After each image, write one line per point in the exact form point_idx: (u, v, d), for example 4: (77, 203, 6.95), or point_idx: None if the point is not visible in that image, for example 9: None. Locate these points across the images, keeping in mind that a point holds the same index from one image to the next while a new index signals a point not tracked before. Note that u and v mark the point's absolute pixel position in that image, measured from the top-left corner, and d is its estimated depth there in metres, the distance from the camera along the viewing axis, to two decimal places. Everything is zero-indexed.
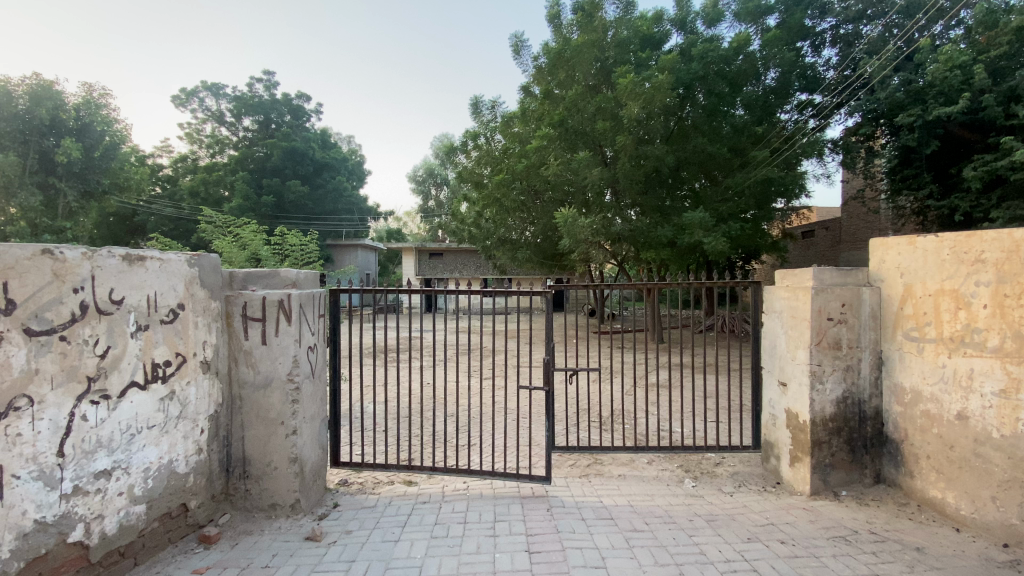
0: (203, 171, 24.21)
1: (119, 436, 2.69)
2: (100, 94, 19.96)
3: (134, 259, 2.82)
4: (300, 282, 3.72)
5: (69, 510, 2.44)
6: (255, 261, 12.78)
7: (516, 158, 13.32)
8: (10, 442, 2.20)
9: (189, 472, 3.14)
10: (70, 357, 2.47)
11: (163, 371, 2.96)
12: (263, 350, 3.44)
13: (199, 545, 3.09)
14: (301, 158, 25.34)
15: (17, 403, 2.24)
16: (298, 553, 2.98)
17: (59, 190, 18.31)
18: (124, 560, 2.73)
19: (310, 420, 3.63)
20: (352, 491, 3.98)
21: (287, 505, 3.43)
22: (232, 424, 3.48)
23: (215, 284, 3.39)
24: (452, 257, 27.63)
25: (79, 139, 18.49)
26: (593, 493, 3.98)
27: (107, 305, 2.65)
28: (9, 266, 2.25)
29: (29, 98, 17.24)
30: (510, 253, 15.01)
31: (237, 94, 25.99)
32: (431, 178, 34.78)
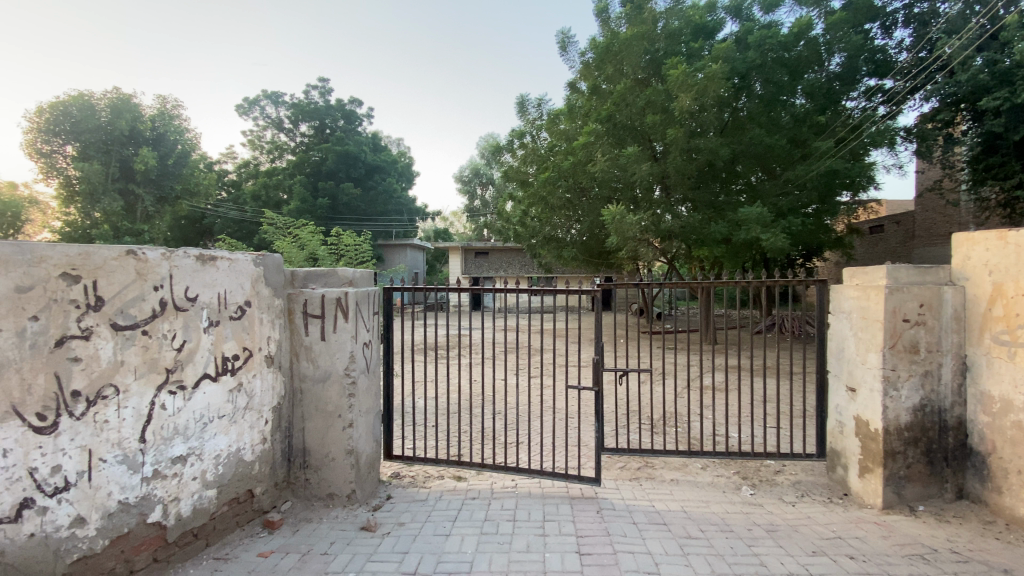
0: (264, 174, 25.48)
1: (194, 424, 2.88)
2: (173, 105, 21.57)
3: (207, 260, 2.99)
4: (356, 280, 3.84)
5: (148, 492, 2.64)
6: (313, 261, 13.35)
7: (562, 157, 13.24)
8: (98, 428, 2.41)
9: (255, 460, 3.31)
10: (151, 350, 2.66)
11: (231, 364, 3.13)
12: (322, 346, 3.58)
13: (263, 530, 3.25)
14: (354, 161, 26.25)
15: (105, 392, 2.45)
16: (354, 543, 3.08)
17: (137, 196, 19.86)
18: (197, 541, 2.92)
19: (365, 414, 3.75)
20: (404, 483, 4.09)
21: (343, 495, 3.55)
22: (293, 416, 3.64)
23: (278, 282, 3.55)
24: (498, 256, 27.79)
25: (155, 148, 20.23)
26: (645, 496, 3.89)
27: (183, 302, 2.84)
28: (98, 266, 2.45)
29: (111, 110, 19.00)
30: (556, 252, 14.91)
31: (295, 101, 27.22)
32: (477, 178, 35.15)
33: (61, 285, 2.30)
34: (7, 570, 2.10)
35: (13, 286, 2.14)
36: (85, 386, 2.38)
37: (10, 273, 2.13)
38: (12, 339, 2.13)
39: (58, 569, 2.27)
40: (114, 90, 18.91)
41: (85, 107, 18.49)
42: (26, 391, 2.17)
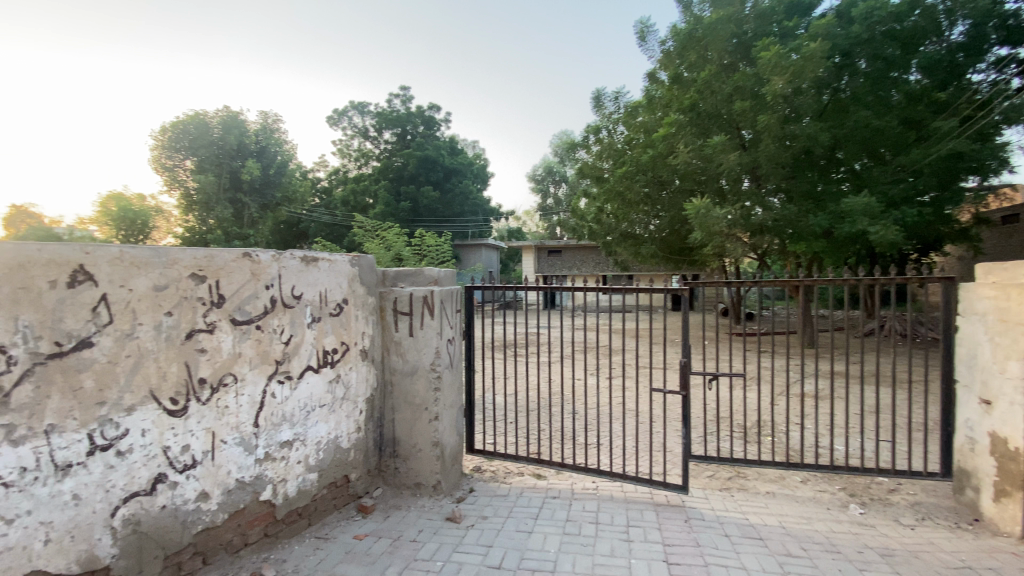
0: (351, 181, 27.18)
1: (299, 412, 3.13)
2: (274, 119, 23.61)
3: (310, 260, 3.23)
4: (442, 279, 3.98)
5: (260, 472, 2.91)
6: (397, 260, 14.03)
7: (641, 150, 12.83)
8: (220, 412, 2.71)
9: (351, 447, 3.53)
10: (263, 343, 2.94)
11: (331, 358, 3.36)
12: (410, 341, 3.74)
13: (358, 514, 3.46)
14: (433, 165, 27.23)
15: (225, 379, 2.75)
16: (440, 532, 3.19)
17: (244, 204, 22.07)
18: (301, 520, 3.17)
19: (449, 408, 3.86)
20: (486, 478, 4.17)
21: (429, 485, 3.69)
22: (384, 407, 3.84)
23: (371, 281, 3.75)
24: (572, 254, 27.58)
25: (258, 159, 22.33)
26: (738, 508, 3.66)
27: (290, 300, 3.09)
28: (220, 267, 2.74)
29: (221, 126, 21.24)
30: (634, 249, 14.49)
31: (379, 110, 28.78)
32: (550, 176, 35.15)
33: (190, 285, 2.60)
34: (146, 534, 2.42)
35: (152, 285, 2.45)
36: (209, 374, 2.67)
37: (149, 273, 2.44)
38: (151, 332, 2.44)
39: (187, 536, 2.57)
40: (224, 107, 21.07)
41: (200, 124, 20.78)
42: (162, 377, 2.47)
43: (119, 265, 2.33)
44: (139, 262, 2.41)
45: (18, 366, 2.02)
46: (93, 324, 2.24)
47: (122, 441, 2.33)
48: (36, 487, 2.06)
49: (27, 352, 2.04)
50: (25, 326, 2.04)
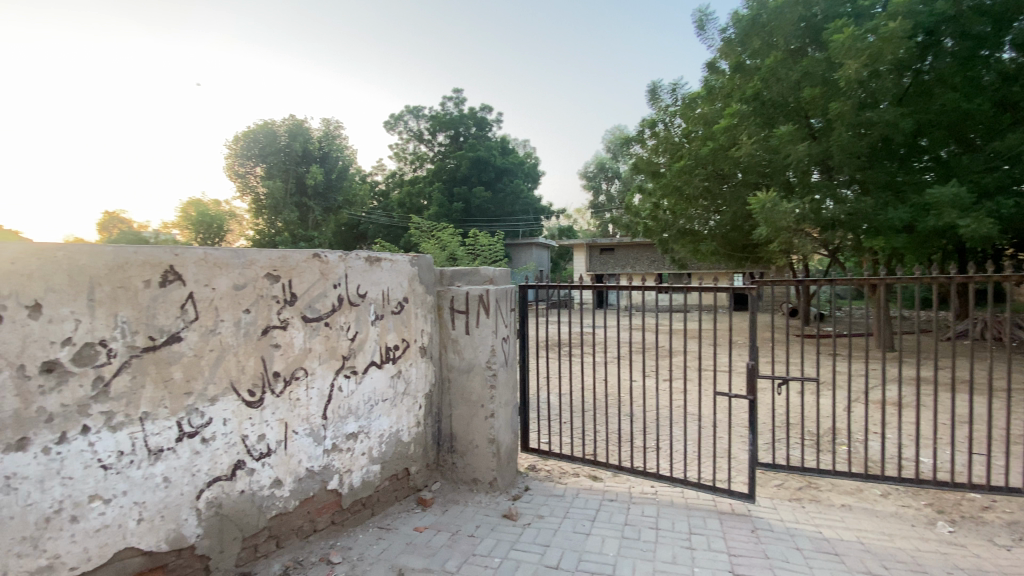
0: (407, 183, 27.98)
1: (364, 405, 3.26)
2: (335, 126, 24.76)
3: (374, 260, 3.35)
4: (496, 278, 4.03)
5: (328, 463, 3.05)
6: (452, 260, 14.30)
7: (699, 144, 12.38)
8: (292, 404, 2.87)
9: (411, 442, 3.63)
10: (331, 339, 3.08)
11: (393, 354, 3.48)
12: (466, 339, 3.80)
13: (417, 506, 3.55)
14: (485, 166, 27.53)
15: (297, 373, 2.90)
16: (498, 529, 3.22)
17: (309, 208, 23.23)
18: (364, 509, 3.29)
19: (505, 405, 3.89)
20: (542, 476, 4.16)
21: (486, 481, 3.73)
22: (442, 403, 3.92)
23: (430, 280, 3.84)
24: (625, 252, 27.05)
25: (322, 165, 23.52)
26: (809, 520, 3.46)
27: (355, 298, 3.22)
28: (292, 267, 2.89)
29: (288, 133, 22.60)
30: (692, 246, 13.99)
31: (433, 113, 29.44)
32: (602, 173, 34.66)
33: (266, 284, 2.76)
34: (227, 516, 2.60)
35: (233, 284, 2.63)
36: (282, 368, 2.83)
37: (230, 273, 2.62)
38: (232, 327, 2.62)
39: (263, 520, 2.74)
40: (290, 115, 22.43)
41: (269, 132, 22.27)
42: (241, 370, 2.65)
43: (204, 265, 2.52)
44: (221, 263, 2.59)
45: (117, 358, 2.23)
46: (181, 320, 2.44)
47: (206, 428, 2.52)
48: (132, 469, 2.27)
49: (125, 346, 2.26)
50: (124, 322, 2.26)
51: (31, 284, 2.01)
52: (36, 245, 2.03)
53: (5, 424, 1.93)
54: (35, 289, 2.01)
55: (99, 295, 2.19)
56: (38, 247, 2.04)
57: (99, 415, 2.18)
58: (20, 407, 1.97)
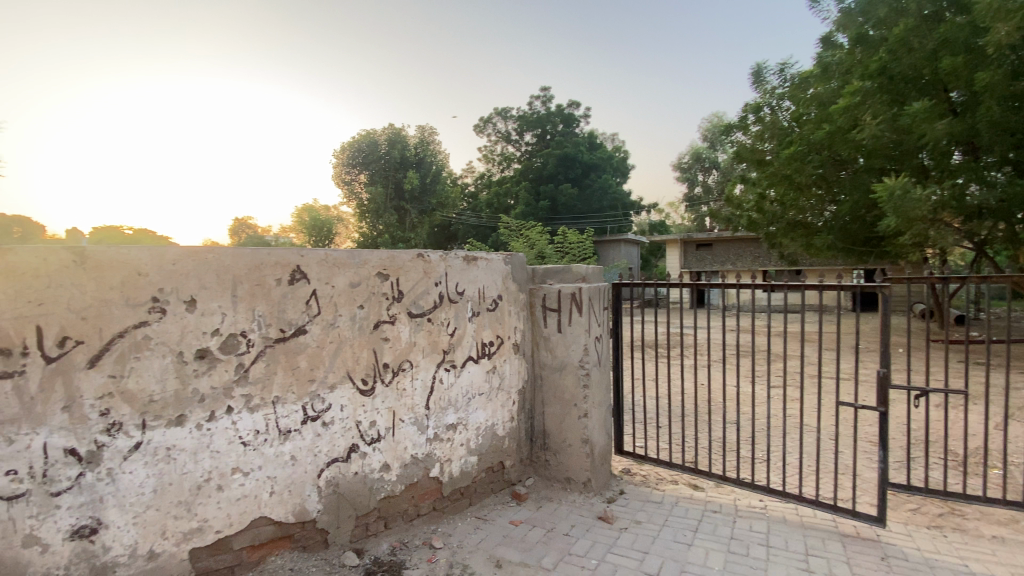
0: (496, 184, 28.57)
1: (462, 398, 3.38)
2: (429, 132, 25.93)
3: (471, 259, 3.45)
4: (589, 276, 3.96)
5: (430, 451, 3.20)
6: (543, 258, 14.38)
7: (812, 127, 11.27)
8: (399, 394, 3.05)
9: (505, 436, 3.69)
10: (433, 334, 3.22)
11: (488, 350, 3.56)
12: (559, 338, 3.78)
13: (513, 500, 3.60)
14: (572, 162, 27.30)
15: (403, 365, 3.07)
16: (594, 530, 3.18)
17: (406, 211, 24.57)
18: (463, 499, 3.40)
19: (599, 406, 3.82)
20: (637, 481, 4.03)
21: (580, 481, 3.69)
22: (535, 400, 3.92)
23: (523, 279, 3.85)
24: (724, 248, 25.40)
25: (417, 169, 24.72)
26: (954, 552, 3.00)
27: (454, 296, 3.34)
28: (400, 266, 3.06)
29: (388, 142, 24.22)
30: (803, 241, 12.77)
31: (521, 113, 29.75)
32: (698, 163, 32.88)
33: (377, 282, 2.96)
34: (343, 495, 2.83)
35: (349, 282, 2.85)
36: (391, 359, 3.01)
37: (346, 272, 2.83)
38: (348, 321, 2.85)
39: (373, 501, 2.94)
40: (389, 124, 23.98)
41: (371, 142, 24.01)
42: (356, 361, 2.87)
43: (325, 265, 2.76)
44: (339, 263, 2.82)
45: (255, 347, 2.53)
46: (306, 314, 2.69)
47: (326, 413, 2.76)
48: (265, 447, 2.56)
49: (261, 337, 2.55)
50: (259, 316, 2.55)
51: (187, 282, 2.36)
52: (192, 249, 2.37)
53: (167, 403, 2.31)
54: (190, 288, 2.36)
55: (240, 292, 2.49)
56: (193, 250, 2.37)
57: (240, 397, 2.49)
58: (179, 388, 2.33)
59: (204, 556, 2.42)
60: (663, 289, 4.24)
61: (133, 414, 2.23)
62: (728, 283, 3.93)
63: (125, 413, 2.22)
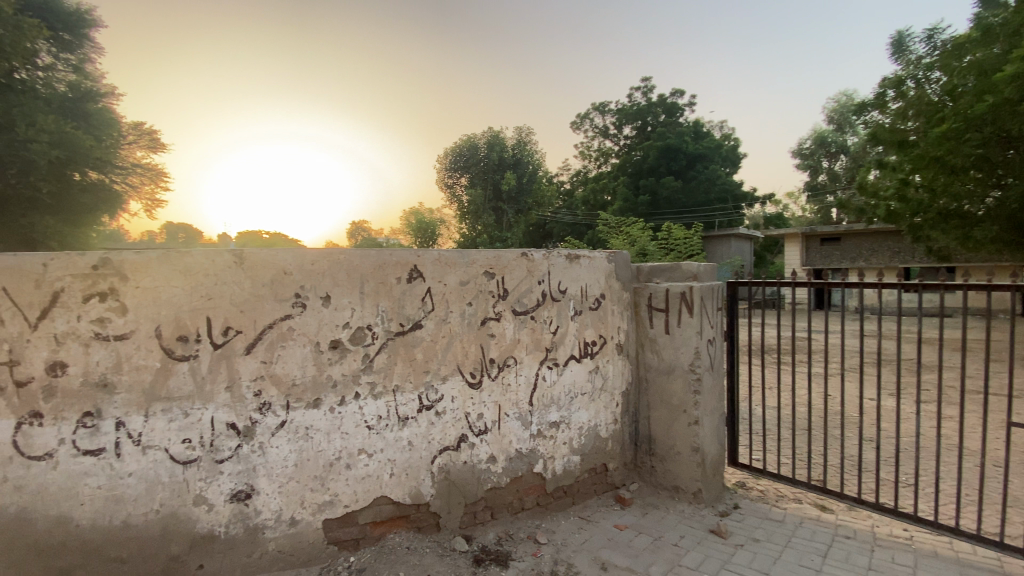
0: (593, 181, 28.16)
1: (565, 397, 3.37)
2: (526, 132, 26.27)
3: (574, 257, 3.41)
4: (701, 274, 3.72)
5: (534, 447, 3.24)
6: (644, 256, 13.86)
7: (970, 100, 9.62)
8: (505, 389, 3.13)
9: (608, 438, 3.62)
10: (536, 331, 3.26)
11: (591, 349, 3.50)
12: (666, 339, 3.61)
13: (617, 504, 3.52)
14: (675, 154, 25.74)
15: (508, 361, 3.14)
16: (706, 544, 3.01)
17: (503, 211, 25.16)
18: (566, 497, 3.39)
19: (711, 413, 3.59)
20: (752, 496, 3.74)
21: (689, 491, 3.50)
22: (639, 403, 3.79)
23: (628, 277, 3.73)
24: (855, 242, 22.59)
25: (514, 170, 25.24)
26: None
27: (557, 294, 3.34)
28: (505, 265, 3.13)
29: (487, 145, 24.99)
30: (959, 232, 10.97)
31: (620, 107, 28.94)
32: (823, 148, 29.65)
33: (483, 280, 3.05)
34: (453, 482, 2.96)
35: (459, 280, 2.97)
36: (496, 355, 3.10)
37: (456, 270, 2.96)
38: (459, 317, 2.97)
39: (480, 490, 3.05)
40: (489, 128, 24.69)
41: (471, 146, 24.96)
42: (465, 355, 2.99)
43: (438, 264, 2.90)
44: (450, 262, 2.94)
45: (379, 340, 2.74)
46: (421, 309, 2.86)
47: (439, 404, 2.91)
48: (386, 431, 2.77)
49: (384, 331, 2.75)
50: (382, 311, 2.75)
51: (323, 280, 2.62)
52: (327, 251, 2.64)
53: (307, 387, 2.59)
54: (325, 285, 2.62)
55: (366, 289, 2.71)
56: (328, 251, 2.64)
57: (366, 385, 2.71)
58: (316, 373, 2.61)
59: (334, 526, 2.68)
60: (777, 287, 3.84)
61: (279, 396, 2.54)
62: (856, 282, 3.47)
63: (274, 394, 2.53)
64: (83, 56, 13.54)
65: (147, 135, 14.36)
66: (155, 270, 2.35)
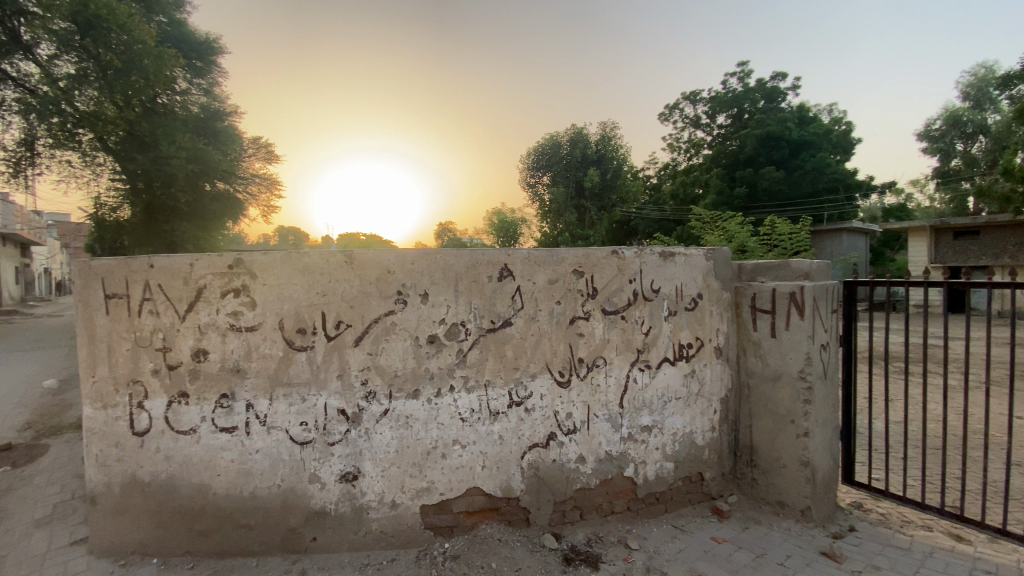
0: (682, 174, 26.95)
1: (658, 401, 3.25)
2: (611, 127, 25.77)
3: (668, 255, 3.28)
4: (813, 273, 3.41)
5: (625, 450, 3.17)
6: (743, 252, 12.92)
7: None
8: (594, 389, 3.09)
9: (705, 446, 3.44)
10: (627, 332, 3.18)
11: (686, 352, 3.35)
12: (772, 343, 3.35)
13: (714, 515, 3.33)
14: (776, 142, 23.66)
15: (598, 361, 3.10)
16: (815, 567, 2.76)
17: (586, 208, 24.90)
18: (658, 504, 3.28)
19: (823, 425, 3.28)
20: (871, 519, 3.36)
21: (797, 508, 3.24)
22: (740, 411, 3.55)
23: (727, 276, 3.51)
24: (997, 236, 19.52)
25: (598, 166, 24.95)
26: None
27: (650, 294, 3.23)
28: (594, 264, 3.08)
29: (570, 142, 24.97)
30: None
31: (713, 95, 27.31)
32: (956, 128, 25.87)
33: (573, 279, 3.04)
34: (543, 480, 2.98)
35: (548, 279, 2.98)
36: (586, 354, 3.07)
37: (546, 269, 2.97)
38: (547, 316, 2.98)
39: (570, 490, 3.04)
40: (572, 125, 24.62)
41: (554, 144, 25.13)
42: (554, 354, 3.00)
43: (528, 263, 2.93)
44: (539, 260, 2.96)
45: (471, 336, 2.83)
46: (511, 307, 2.90)
47: (528, 400, 2.94)
48: (478, 424, 2.85)
49: (476, 327, 2.84)
50: (475, 309, 2.84)
51: (421, 278, 2.75)
52: (425, 251, 2.76)
53: (407, 378, 2.74)
54: (423, 283, 2.75)
55: (460, 286, 2.81)
56: (425, 251, 2.76)
57: (459, 378, 2.81)
58: (416, 366, 2.75)
59: (430, 513, 2.81)
60: (900, 288, 3.40)
61: (383, 386, 2.72)
62: (1003, 282, 2.95)
63: (378, 384, 2.71)
64: (212, 80, 15.34)
65: (264, 149, 16.05)
66: (279, 269, 2.62)
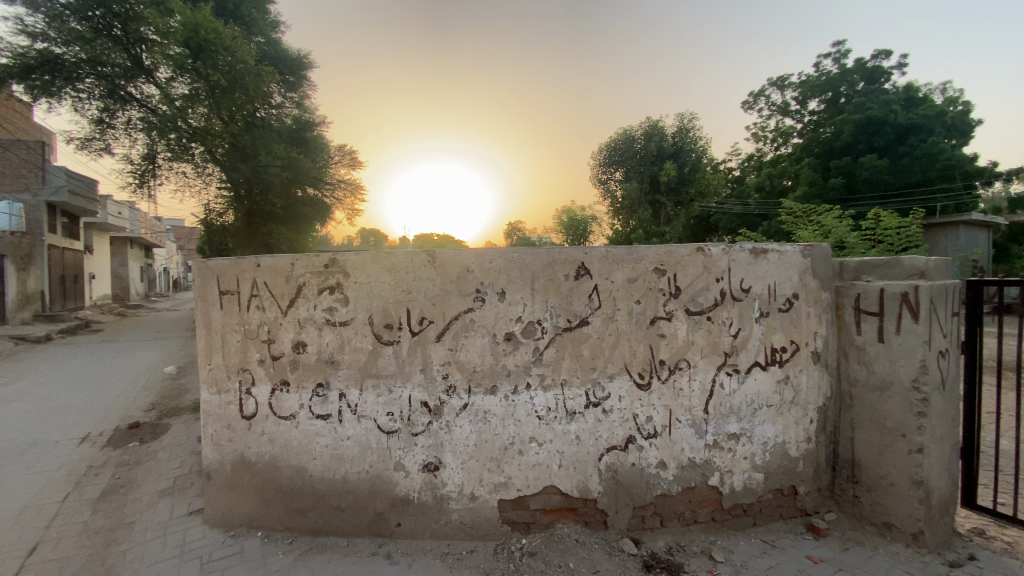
0: (768, 167, 25.42)
1: (746, 407, 3.08)
2: (688, 119, 24.44)
3: (760, 252, 3.08)
4: (930, 271, 3.06)
5: (709, 458, 3.03)
6: (841, 248, 11.81)
7: None
8: (676, 392, 2.98)
9: (799, 458, 3.20)
10: (713, 334, 3.03)
11: (779, 356, 3.13)
12: (879, 349, 3.05)
13: (809, 533, 3.09)
14: (878, 127, 21.21)
15: (680, 363, 2.99)
16: None
17: (661, 204, 24.03)
18: (745, 516, 3.10)
19: (941, 441, 2.94)
20: (999, 550, 2.96)
21: (907, 531, 2.92)
22: (840, 422, 3.26)
23: (827, 274, 3.24)
24: None
25: (674, 160, 23.94)
26: None
27: (738, 293, 3.06)
28: (677, 262, 2.97)
29: (645, 137, 24.17)
30: None
31: (804, 79, 25.41)
32: None
33: (655, 278, 2.95)
34: (621, 483, 2.92)
35: (628, 278, 2.91)
36: (667, 356, 2.97)
37: (625, 267, 2.90)
38: (626, 316, 2.92)
39: (649, 495, 2.95)
40: (647, 118, 23.81)
41: (627, 139, 24.44)
42: (633, 355, 2.93)
43: (606, 261, 2.88)
44: (618, 259, 2.90)
45: (548, 334, 2.84)
46: (589, 306, 2.87)
47: (606, 401, 2.90)
48: (555, 423, 2.85)
49: (553, 326, 2.84)
50: (552, 307, 2.84)
51: (500, 277, 2.80)
52: (505, 251, 2.81)
53: (485, 375, 2.80)
54: (501, 282, 2.80)
55: (538, 285, 2.83)
56: (506, 250, 2.81)
57: (537, 376, 2.83)
58: (494, 362, 2.80)
59: (507, 508, 2.85)
60: None
61: (463, 380, 2.80)
62: None
63: (458, 378, 2.80)
64: (304, 94, 16.49)
65: (349, 155, 17.07)
66: (369, 268, 2.78)
